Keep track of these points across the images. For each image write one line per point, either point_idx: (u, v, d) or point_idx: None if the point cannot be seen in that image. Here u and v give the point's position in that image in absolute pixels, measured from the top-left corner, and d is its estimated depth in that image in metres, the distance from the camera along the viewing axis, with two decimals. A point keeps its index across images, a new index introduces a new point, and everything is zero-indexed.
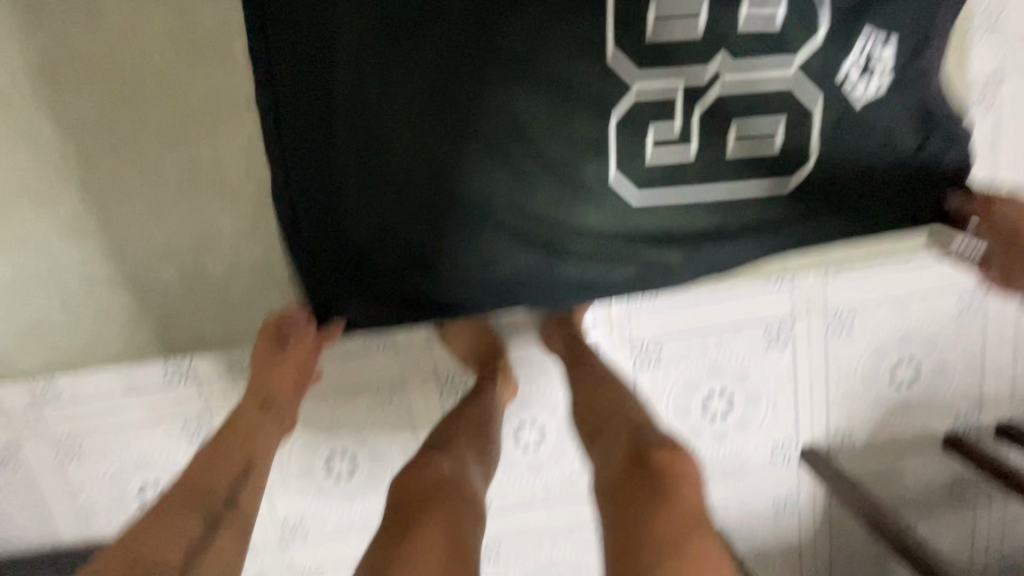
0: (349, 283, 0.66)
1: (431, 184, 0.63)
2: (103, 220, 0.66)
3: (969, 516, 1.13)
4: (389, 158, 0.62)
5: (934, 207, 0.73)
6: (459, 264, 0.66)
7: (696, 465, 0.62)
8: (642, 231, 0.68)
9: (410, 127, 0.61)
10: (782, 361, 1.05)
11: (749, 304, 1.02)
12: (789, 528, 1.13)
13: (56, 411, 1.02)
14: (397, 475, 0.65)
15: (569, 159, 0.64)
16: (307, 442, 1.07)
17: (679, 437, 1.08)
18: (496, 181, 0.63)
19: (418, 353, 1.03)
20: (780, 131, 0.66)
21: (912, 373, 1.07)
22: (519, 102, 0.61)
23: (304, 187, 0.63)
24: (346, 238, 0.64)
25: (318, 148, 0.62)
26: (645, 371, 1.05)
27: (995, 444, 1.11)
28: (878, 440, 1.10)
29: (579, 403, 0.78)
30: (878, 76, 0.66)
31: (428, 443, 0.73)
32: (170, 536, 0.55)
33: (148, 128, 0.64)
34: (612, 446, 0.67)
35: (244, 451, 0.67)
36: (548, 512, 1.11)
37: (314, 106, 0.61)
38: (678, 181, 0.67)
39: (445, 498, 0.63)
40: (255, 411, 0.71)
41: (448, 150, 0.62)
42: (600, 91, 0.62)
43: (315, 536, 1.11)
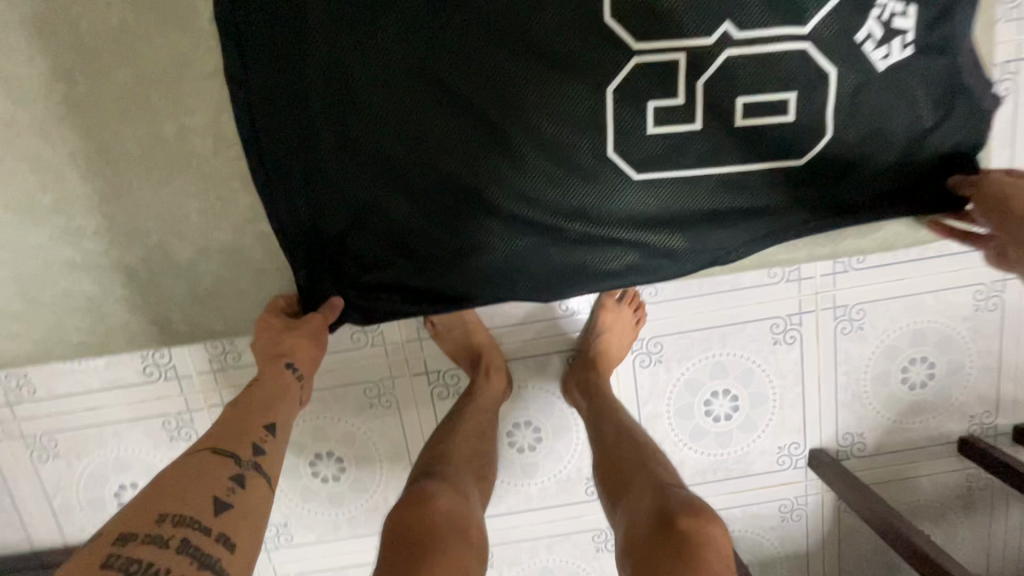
0: (347, 265, 0.68)
1: (422, 167, 0.63)
2: (71, 199, 0.63)
3: (985, 524, 1.08)
4: (380, 141, 0.62)
5: (937, 187, 0.70)
6: (460, 244, 0.67)
7: (720, 534, 0.65)
8: (639, 212, 0.68)
9: (400, 110, 0.62)
10: (789, 358, 1.00)
11: (754, 300, 0.97)
12: (795, 535, 1.08)
13: (31, 407, 0.98)
14: (398, 509, 0.69)
15: (564, 137, 0.63)
16: (291, 442, 1.02)
17: (682, 438, 1.03)
18: (487, 164, 0.64)
19: (408, 349, 0.99)
20: (792, 101, 0.65)
21: (925, 373, 1.02)
22: (511, 80, 0.61)
23: (297, 170, 0.64)
24: (347, 221, 0.65)
25: (308, 131, 0.62)
26: (644, 369, 1.01)
27: (1013, 449, 1.06)
28: (888, 444, 1.05)
29: (605, 454, 0.82)
30: (900, 42, 0.64)
31: (430, 471, 0.77)
32: (190, 497, 0.51)
33: (117, 102, 0.61)
34: (636, 507, 0.71)
35: (265, 415, 0.63)
36: (544, 517, 1.07)
37: (302, 88, 0.61)
38: (679, 156, 0.66)
39: (443, 541, 0.65)
40: (276, 375, 0.67)
41: (442, 130, 0.63)
42: (593, 69, 0.62)
43: (300, 540, 1.06)
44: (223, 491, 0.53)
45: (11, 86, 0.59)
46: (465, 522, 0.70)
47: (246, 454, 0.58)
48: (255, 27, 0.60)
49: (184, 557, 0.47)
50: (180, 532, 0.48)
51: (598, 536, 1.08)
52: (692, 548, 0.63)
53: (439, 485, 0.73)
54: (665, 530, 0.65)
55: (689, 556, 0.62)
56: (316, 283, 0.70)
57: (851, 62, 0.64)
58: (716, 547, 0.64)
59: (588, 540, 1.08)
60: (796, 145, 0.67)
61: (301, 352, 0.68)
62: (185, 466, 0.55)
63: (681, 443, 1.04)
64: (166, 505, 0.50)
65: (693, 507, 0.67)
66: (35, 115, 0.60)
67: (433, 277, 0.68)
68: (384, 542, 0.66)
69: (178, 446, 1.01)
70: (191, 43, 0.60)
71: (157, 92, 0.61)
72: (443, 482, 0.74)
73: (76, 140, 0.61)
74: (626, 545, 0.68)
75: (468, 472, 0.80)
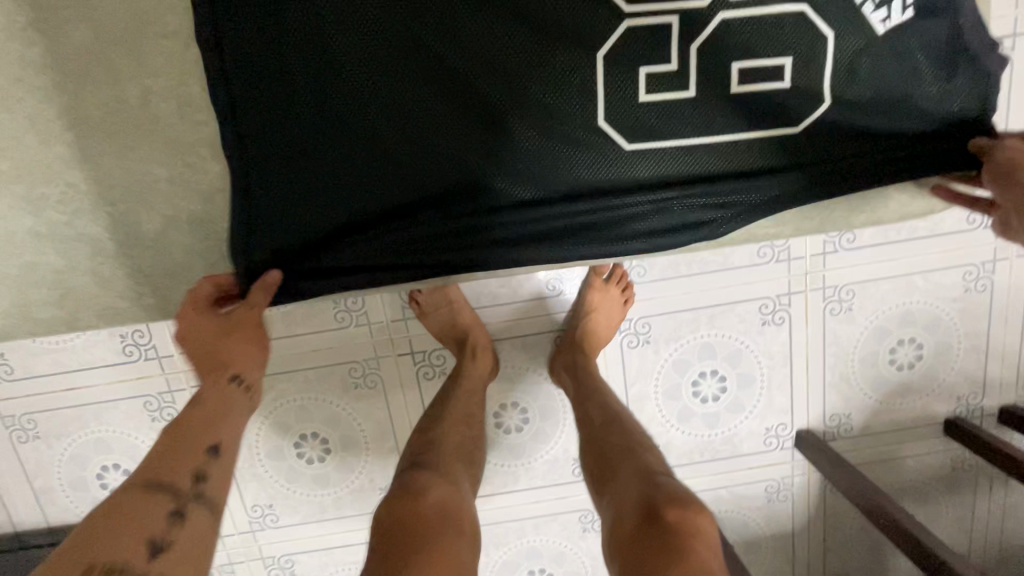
0: (328, 240, 0.66)
1: (406, 135, 0.62)
2: (39, 168, 0.61)
3: (968, 504, 1.09)
4: (362, 108, 0.61)
5: (934, 157, 0.68)
6: (450, 217, 0.65)
7: (708, 525, 0.64)
8: (629, 183, 0.66)
9: (383, 75, 0.60)
10: (777, 338, 0.99)
11: (744, 279, 0.96)
12: (781, 515, 1.09)
13: (9, 387, 0.96)
14: (386, 502, 0.68)
15: (553, 105, 0.62)
16: (276, 423, 1.01)
17: (669, 419, 1.03)
18: (473, 132, 0.62)
19: (393, 329, 0.98)
20: (788, 66, 0.63)
21: (913, 354, 1.02)
22: (496, 44, 0.60)
23: (275, 138, 0.62)
24: (332, 193, 0.64)
25: (288, 97, 0.60)
26: (633, 349, 1.00)
27: (998, 430, 1.06)
28: (874, 425, 1.05)
29: (592, 440, 0.81)
30: (899, 4, 0.62)
31: (419, 462, 0.75)
32: (121, 543, 0.51)
33: (84, 66, 0.59)
34: (625, 496, 0.70)
35: (208, 436, 0.62)
36: (530, 497, 1.06)
37: (281, 52, 0.59)
38: (671, 126, 0.64)
39: (431, 532, 0.64)
40: (218, 388, 0.66)
41: (427, 97, 0.61)
42: (582, 34, 0.60)
43: (286, 521, 1.06)
44: (159, 531, 0.53)
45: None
46: (454, 512, 0.69)
47: (186, 486, 0.58)
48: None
49: None
50: None
51: (585, 517, 1.08)
52: (681, 542, 0.62)
53: (428, 476, 0.72)
54: (653, 523, 0.64)
55: (679, 550, 0.61)
56: (296, 262, 0.66)
57: (846, 28, 0.62)
58: (705, 541, 0.63)
59: (575, 521, 1.08)
60: (789, 115, 0.65)
61: (241, 360, 0.68)
62: (121, 503, 0.54)
63: (670, 424, 1.03)
64: (99, 547, 0.50)
65: (682, 500, 0.65)
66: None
67: (418, 250, 0.67)
68: (373, 535, 0.65)
69: (160, 427, 1.00)
70: (162, 3, 0.58)
71: (127, 56, 0.59)
72: (432, 473, 0.73)
73: (42, 105, 0.59)
74: (614, 536, 0.67)
75: (458, 461, 0.79)
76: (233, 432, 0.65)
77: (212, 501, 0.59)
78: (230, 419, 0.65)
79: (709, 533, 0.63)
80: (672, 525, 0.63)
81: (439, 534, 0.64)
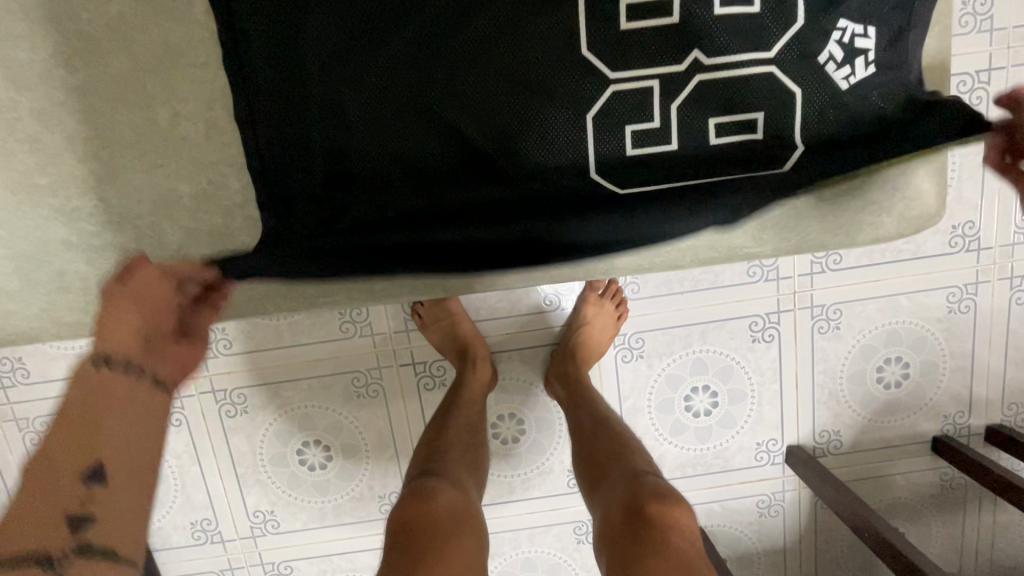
0: (336, 283, 0.67)
1: (419, 186, 0.63)
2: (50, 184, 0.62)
3: (958, 522, 1.10)
4: (375, 159, 0.62)
5: (931, 184, 0.66)
6: (451, 265, 0.66)
7: (691, 516, 0.69)
8: (634, 231, 0.65)
9: (397, 128, 0.61)
10: (767, 356, 1.03)
11: (735, 297, 1.00)
12: (773, 531, 1.11)
13: (24, 390, 1.00)
14: (396, 505, 0.71)
15: (547, 160, 0.62)
16: (280, 430, 1.04)
17: (662, 432, 1.06)
18: (472, 181, 0.63)
19: (396, 340, 1.01)
20: (761, 124, 0.62)
21: (900, 373, 1.04)
22: (488, 102, 0.60)
23: (289, 187, 0.64)
24: (333, 243, 0.64)
25: (303, 149, 0.62)
26: (627, 364, 1.03)
27: (986, 449, 1.08)
28: (863, 442, 1.07)
29: (586, 441, 0.85)
30: (861, 62, 0.61)
31: (424, 468, 0.79)
32: None
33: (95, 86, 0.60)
34: (612, 495, 0.73)
35: (65, 477, 0.44)
36: (526, 507, 1.09)
37: (298, 106, 0.61)
38: (662, 175, 0.64)
39: (439, 536, 0.68)
40: (87, 391, 0.48)
41: (423, 154, 0.62)
42: (579, 87, 0.59)
43: (286, 527, 1.08)
44: None
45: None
46: (460, 512, 0.72)
47: (60, 544, 0.42)
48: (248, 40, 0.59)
49: None
50: None
51: (579, 529, 1.09)
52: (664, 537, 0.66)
53: (434, 479, 0.76)
54: (641, 521, 0.68)
55: (662, 544, 0.65)
56: (307, 298, 0.69)
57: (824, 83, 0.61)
58: (686, 534, 0.67)
59: (570, 532, 1.10)
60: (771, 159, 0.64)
61: (94, 367, 0.49)
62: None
63: (662, 437, 1.06)
64: None
65: (666, 495, 0.70)
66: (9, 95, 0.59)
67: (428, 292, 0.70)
68: (387, 533, 0.69)
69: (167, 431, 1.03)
70: (170, 27, 0.59)
71: None
72: (437, 477, 0.76)
73: None
74: (603, 533, 0.71)
75: (462, 466, 0.82)
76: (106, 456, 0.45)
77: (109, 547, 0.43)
78: (103, 428, 0.46)
79: (690, 525, 0.68)
80: (658, 521, 0.67)
81: (444, 535, 0.68)
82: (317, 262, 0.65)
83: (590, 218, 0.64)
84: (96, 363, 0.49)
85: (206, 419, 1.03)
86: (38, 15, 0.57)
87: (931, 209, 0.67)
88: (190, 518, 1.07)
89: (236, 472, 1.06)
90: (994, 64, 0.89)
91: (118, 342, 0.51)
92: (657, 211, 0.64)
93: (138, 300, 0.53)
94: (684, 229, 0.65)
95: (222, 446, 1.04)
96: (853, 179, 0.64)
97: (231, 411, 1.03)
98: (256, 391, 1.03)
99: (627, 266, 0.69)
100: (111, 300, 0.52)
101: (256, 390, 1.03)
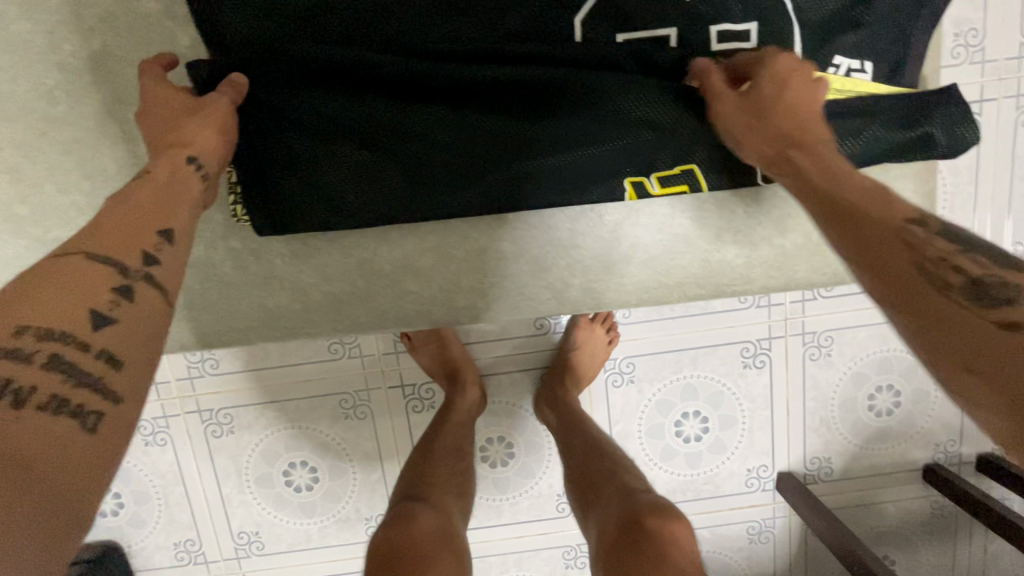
0: (315, 317, 0.64)
1: (416, 189, 0.59)
2: (8, 212, 0.58)
3: (948, 549, 1.09)
4: (373, 159, 0.58)
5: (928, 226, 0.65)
6: (439, 296, 0.64)
7: (690, 529, 0.68)
8: (623, 267, 0.64)
9: (396, 123, 0.56)
10: (758, 382, 1.02)
11: (726, 321, 0.99)
12: (763, 557, 1.10)
13: None
14: (381, 528, 0.70)
15: (555, 182, 0.59)
16: (266, 450, 1.03)
17: (652, 458, 1.05)
18: (475, 196, 0.59)
19: (384, 362, 1.00)
20: None
21: (892, 401, 1.04)
22: (489, 117, 0.57)
23: (280, 192, 0.58)
24: (316, 275, 0.63)
25: (292, 145, 0.57)
26: (618, 388, 1.03)
27: (977, 478, 1.07)
28: (855, 469, 1.07)
29: (576, 461, 0.85)
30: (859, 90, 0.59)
31: (411, 492, 0.78)
32: (56, 307, 0.40)
33: (63, 110, 0.57)
34: (606, 514, 0.73)
35: (149, 225, 0.48)
36: (515, 531, 1.08)
37: (289, 100, 0.56)
38: (651, 213, 0.62)
39: (429, 556, 0.67)
40: (175, 173, 0.51)
41: (422, 166, 0.58)
42: (585, 108, 0.57)
43: (271, 549, 1.07)
44: (97, 303, 0.42)
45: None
46: (445, 534, 0.72)
47: (134, 260, 0.45)
48: (236, 36, 0.55)
49: (64, 413, 0.38)
50: (69, 389, 0.38)
51: (568, 554, 1.08)
52: (658, 547, 0.66)
53: (419, 504, 0.75)
54: (632, 531, 0.68)
55: (657, 556, 0.65)
56: (280, 335, 0.65)
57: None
58: (685, 548, 0.67)
59: (558, 557, 1.08)
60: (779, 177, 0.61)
61: (180, 169, 0.52)
62: (40, 273, 0.42)
63: (653, 462, 1.05)
64: (37, 308, 0.40)
65: (662, 507, 0.70)
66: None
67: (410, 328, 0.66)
68: (368, 559, 0.68)
69: (152, 451, 1.02)
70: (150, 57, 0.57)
71: None
72: (422, 501, 0.75)
73: None
74: (599, 552, 0.71)
75: (448, 491, 0.80)
76: (176, 221, 0.50)
77: (164, 283, 0.47)
78: (181, 201, 0.51)
79: (688, 539, 0.68)
80: (649, 530, 0.67)
81: (433, 556, 0.68)
82: (300, 293, 0.63)
83: (578, 252, 0.63)
84: (185, 164, 0.52)
85: (191, 438, 1.02)
86: (11, 42, 0.55)
87: None
88: (173, 538, 1.06)
89: (222, 492, 1.04)
90: (985, 96, 0.88)
91: (201, 154, 0.53)
92: (646, 247, 0.63)
93: (225, 126, 0.54)
94: (675, 266, 0.64)
95: (207, 465, 1.03)
96: None
97: (217, 431, 1.02)
98: (243, 410, 1.02)
99: (618, 303, 0.65)
100: (198, 116, 0.53)
101: (244, 409, 1.02)
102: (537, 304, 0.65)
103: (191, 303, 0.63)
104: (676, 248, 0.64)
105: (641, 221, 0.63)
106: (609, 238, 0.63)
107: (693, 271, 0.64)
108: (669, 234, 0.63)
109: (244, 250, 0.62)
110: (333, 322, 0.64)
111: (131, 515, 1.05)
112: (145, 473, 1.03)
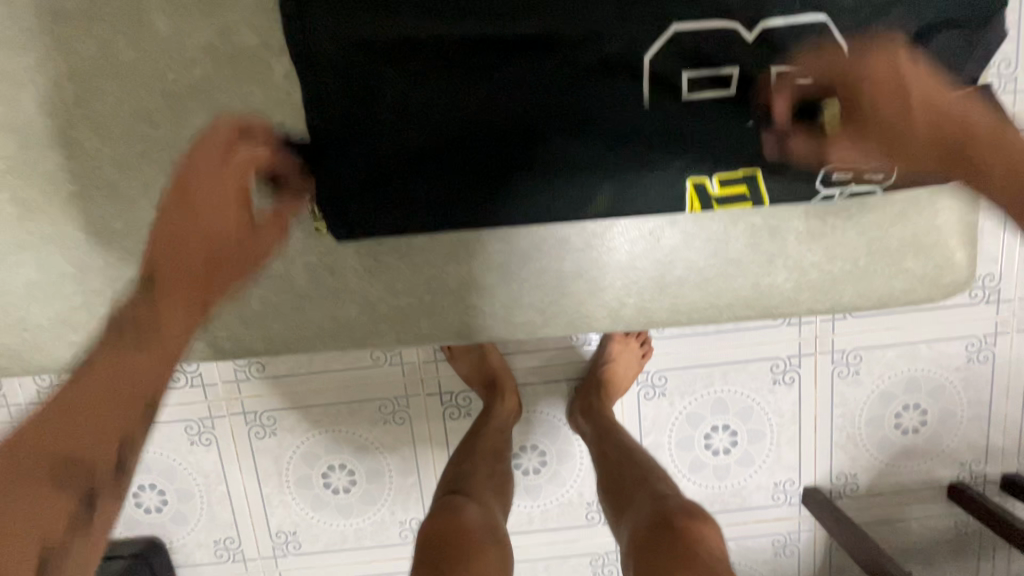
0: (382, 329, 0.68)
1: (484, 190, 0.60)
2: (104, 225, 0.62)
3: (970, 566, 1.11)
4: (445, 160, 0.59)
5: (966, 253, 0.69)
6: (498, 311, 0.67)
7: (720, 534, 0.71)
8: (674, 287, 0.67)
9: (464, 112, 0.58)
10: (788, 398, 1.05)
11: (757, 338, 1.02)
12: (787, 570, 1.12)
13: None
14: (427, 518, 0.74)
15: (619, 191, 0.61)
16: (307, 452, 1.07)
17: (682, 469, 1.07)
18: (542, 198, 0.61)
19: (424, 369, 1.04)
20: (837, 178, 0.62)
21: (918, 419, 1.06)
22: (562, 121, 0.59)
23: (354, 196, 0.60)
24: (384, 289, 0.66)
25: (366, 137, 0.59)
26: (650, 401, 1.05)
27: (1000, 497, 1.09)
28: (881, 486, 1.09)
29: (607, 463, 0.89)
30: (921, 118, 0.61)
31: (453, 486, 0.81)
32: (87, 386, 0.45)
33: (162, 132, 0.61)
34: (639, 514, 0.76)
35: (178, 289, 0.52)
36: (546, 538, 1.10)
37: (371, 101, 0.58)
38: (703, 237, 0.65)
39: (472, 544, 0.70)
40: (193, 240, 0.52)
41: (494, 167, 0.60)
42: (652, 125, 0.59)
43: (308, 548, 1.10)
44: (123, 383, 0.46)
45: (52, 111, 0.59)
46: (488, 526, 0.75)
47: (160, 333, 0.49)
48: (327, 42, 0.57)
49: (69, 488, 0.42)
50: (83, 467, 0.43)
51: (597, 561, 1.11)
52: (688, 546, 0.68)
53: (461, 497, 0.78)
54: (663, 532, 0.71)
55: (687, 553, 0.68)
56: (348, 344, 0.68)
57: None
58: (713, 550, 0.69)
59: (586, 564, 1.11)
60: (837, 184, 0.62)
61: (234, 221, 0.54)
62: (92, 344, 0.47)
63: (682, 473, 1.08)
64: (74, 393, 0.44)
65: (691, 510, 0.73)
66: (78, 140, 0.60)
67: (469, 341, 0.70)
68: (416, 544, 0.72)
69: (197, 450, 1.05)
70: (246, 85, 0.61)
71: None
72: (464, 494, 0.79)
73: None
74: (632, 548, 0.73)
75: (489, 489, 0.83)
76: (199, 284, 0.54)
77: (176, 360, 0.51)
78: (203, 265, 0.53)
79: (716, 540, 0.70)
80: (680, 531, 0.70)
81: (475, 546, 0.70)
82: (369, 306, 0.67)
83: (634, 272, 0.67)
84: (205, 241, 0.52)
85: (235, 439, 1.05)
86: (118, 70, 0.59)
87: (962, 276, 0.69)
88: (214, 536, 1.09)
89: (262, 492, 1.08)
90: None
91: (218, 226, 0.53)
92: (699, 270, 0.67)
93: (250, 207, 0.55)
94: (724, 288, 0.67)
95: (250, 465, 1.07)
96: (886, 248, 0.67)
97: (260, 433, 1.05)
98: (286, 414, 1.05)
99: (668, 320, 0.69)
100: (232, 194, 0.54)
101: (287, 412, 1.05)
102: (591, 320, 0.69)
103: (267, 314, 0.67)
104: (727, 271, 0.67)
105: (695, 245, 0.66)
106: (663, 261, 0.66)
107: (741, 294, 0.68)
108: (720, 259, 0.66)
109: (320, 266, 0.66)
110: (398, 333, 0.68)
111: (174, 512, 1.08)
112: (188, 471, 1.07)
